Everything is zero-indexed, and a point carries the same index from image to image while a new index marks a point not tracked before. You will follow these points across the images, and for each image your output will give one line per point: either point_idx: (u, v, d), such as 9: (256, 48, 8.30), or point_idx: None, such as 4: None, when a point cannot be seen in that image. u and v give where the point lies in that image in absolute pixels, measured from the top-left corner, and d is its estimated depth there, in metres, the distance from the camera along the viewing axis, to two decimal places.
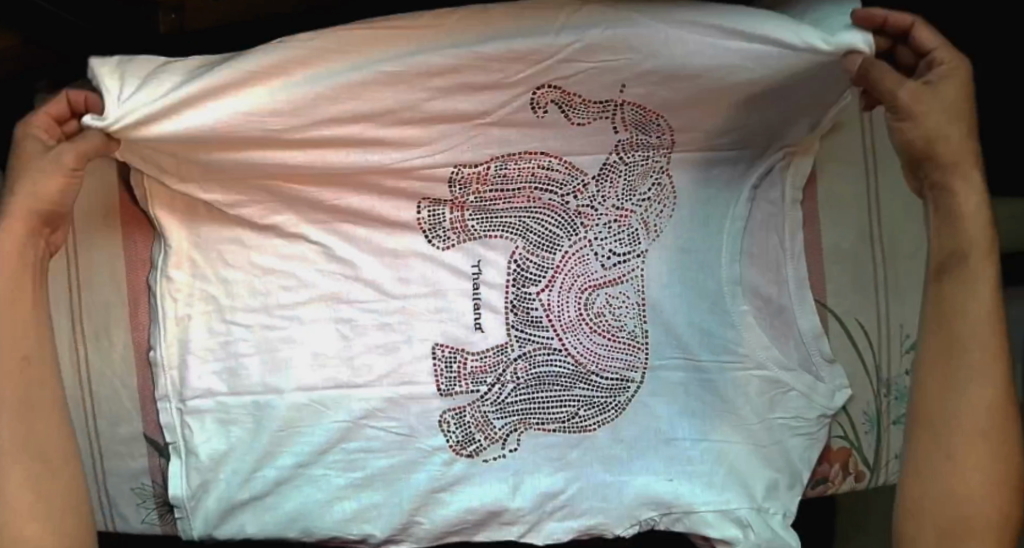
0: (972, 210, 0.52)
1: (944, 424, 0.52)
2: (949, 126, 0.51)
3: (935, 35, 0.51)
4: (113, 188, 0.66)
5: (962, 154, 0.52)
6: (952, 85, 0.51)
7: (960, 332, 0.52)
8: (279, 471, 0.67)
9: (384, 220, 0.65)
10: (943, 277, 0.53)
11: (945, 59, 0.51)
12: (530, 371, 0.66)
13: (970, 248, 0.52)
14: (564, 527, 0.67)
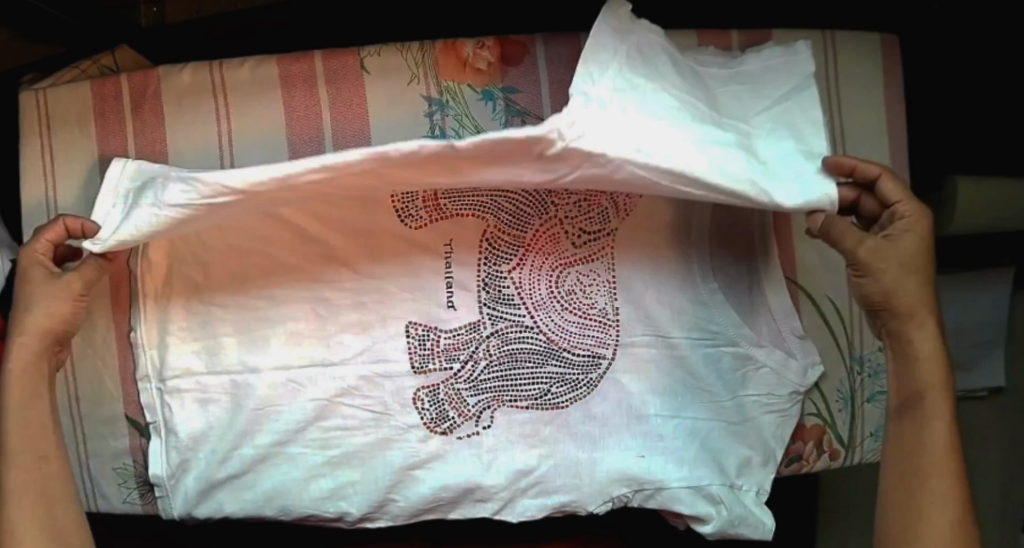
0: (928, 355, 0.57)
1: (908, 529, 0.57)
2: (907, 287, 0.56)
3: (899, 185, 0.56)
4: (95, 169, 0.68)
5: (920, 306, 0.57)
6: (909, 240, 0.56)
7: (923, 438, 0.57)
8: (254, 451, 0.68)
9: (353, 198, 0.65)
10: (903, 415, 0.59)
11: (904, 211, 0.56)
12: (502, 348, 0.66)
13: (927, 391, 0.57)
14: (539, 504, 0.68)
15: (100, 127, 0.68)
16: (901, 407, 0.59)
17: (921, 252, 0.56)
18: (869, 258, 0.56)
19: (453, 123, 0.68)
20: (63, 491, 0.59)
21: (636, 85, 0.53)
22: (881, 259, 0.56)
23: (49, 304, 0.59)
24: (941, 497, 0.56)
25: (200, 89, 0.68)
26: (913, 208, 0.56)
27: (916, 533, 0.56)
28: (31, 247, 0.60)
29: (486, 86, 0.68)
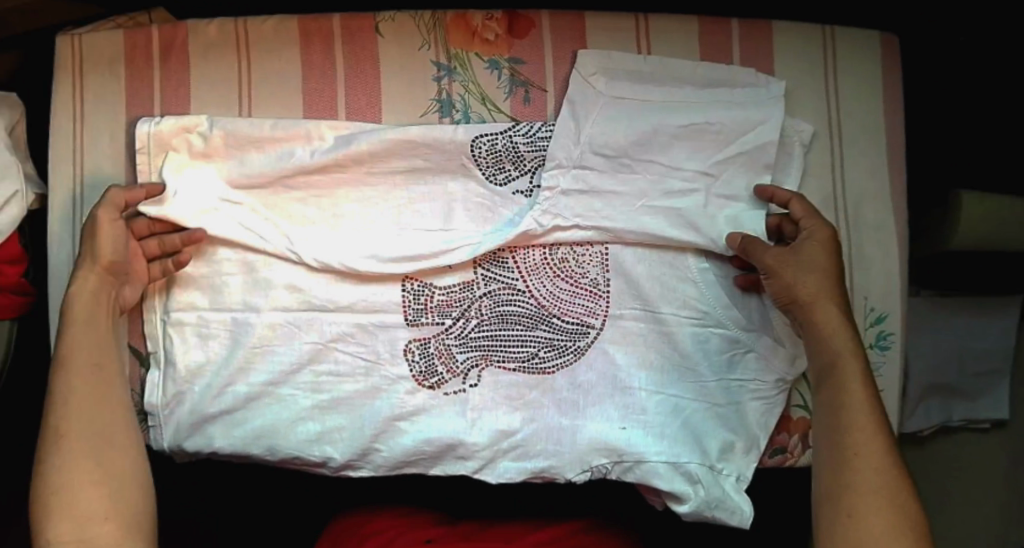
0: (834, 327, 0.60)
1: (842, 488, 0.54)
2: (809, 277, 0.61)
3: (805, 207, 0.64)
4: (120, 113, 0.70)
5: (820, 291, 0.61)
6: (811, 245, 0.62)
7: (844, 401, 0.58)
8: (248, 388, 0.70)
9: (363, 154, 0.67)
10: (824, 386, 0.60)
11: (808, 225, 0.63)
12: (493, 309, 0.68)
13: (838, 357, 0.59)
14: (518, 467, 0.68)
15: (131, 76, 0.70)
16: (822, 376, 0.60)
17: (825, 258, 0.62)
18: (771, 257, 0.62)
19: (460, 88, 0.68)
20: (115, 397, 0.61)
21: (618, 131, 0.65)
22: (782, 258, 0.62)
23: (116, 237, 0.64)
24: (866, 452, 0.55)
25: (226, 44, 0.69)
26: (813, 214, 0.64)
27: (848, 489, 0.54)
28: (97, 206, 0.66)
29: (492, 56, 0.68)
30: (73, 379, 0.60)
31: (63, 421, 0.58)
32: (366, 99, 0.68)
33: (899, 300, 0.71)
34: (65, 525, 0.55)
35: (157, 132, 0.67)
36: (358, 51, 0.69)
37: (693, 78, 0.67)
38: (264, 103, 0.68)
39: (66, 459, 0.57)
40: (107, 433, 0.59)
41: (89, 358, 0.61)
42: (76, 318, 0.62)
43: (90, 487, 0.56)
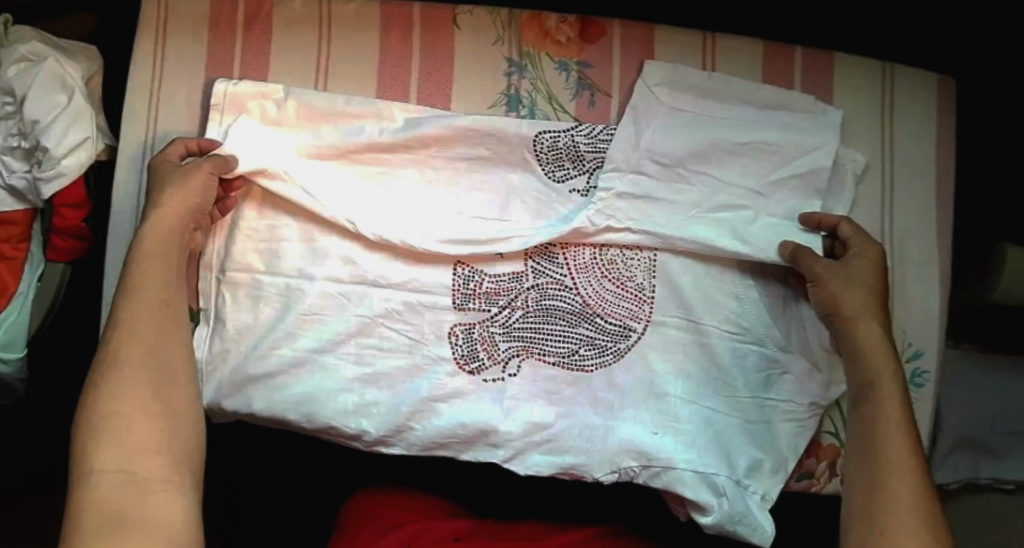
0: (873, 343, 0.61)
1: (877, 507, 0.54)
2: (853, 293, 0.63)
3: (853, 228, 0.65)
4: (198, 73, 0.72)
5: (865, 307, 0.62)
6: (858, 264, 0.64)
7: (879, 421, 0.58)
8: (293, 353, 0.72)
9: (432, 137, 0.68)
10: (861, 404, 0.60)
11: (857, 244, 0.65)
12: (538, 302, 0.69)
13: (877, 376, 0.60)
14: (547, 461, 0.69)
15: (214, 36, 0.71)
16: (857, 394, 0.61)
17: (870, 276, 0.63)
18: (820, 268, 0.63)
19: (529, 85, 0.69)
20: (174, 336, 0.61)
21: (677, 140, 0.66)
22: (829, 271, 0.63)
23: (186, 181, 0.64)
24: (900, 471, 0.55)
25: (309, 19, 0.71)
26: (862, 237, 0.65)
27: (881, 509, 0.53)
28: (165, 152, 0.67)
29: (562, 58, 0.69)
30: (140, 312, 0.60)
31: (121, 351, 0.58)
32: (437, 86, 0.69)
33: (938, 339, 0.70)
34: (114, 456, 0.54)
35: (234, 92, 0.69)
36: (434, 39, 0.70)
37: (755, 99, 0.68)
38: (337, 80, 0.70)
39: (123, 391, 0.56)
40: (163, 371, 0.59)
41: (156, 294, 0.62)
42: (146, 254, 0.63)
43: (143, 421, 0.56)
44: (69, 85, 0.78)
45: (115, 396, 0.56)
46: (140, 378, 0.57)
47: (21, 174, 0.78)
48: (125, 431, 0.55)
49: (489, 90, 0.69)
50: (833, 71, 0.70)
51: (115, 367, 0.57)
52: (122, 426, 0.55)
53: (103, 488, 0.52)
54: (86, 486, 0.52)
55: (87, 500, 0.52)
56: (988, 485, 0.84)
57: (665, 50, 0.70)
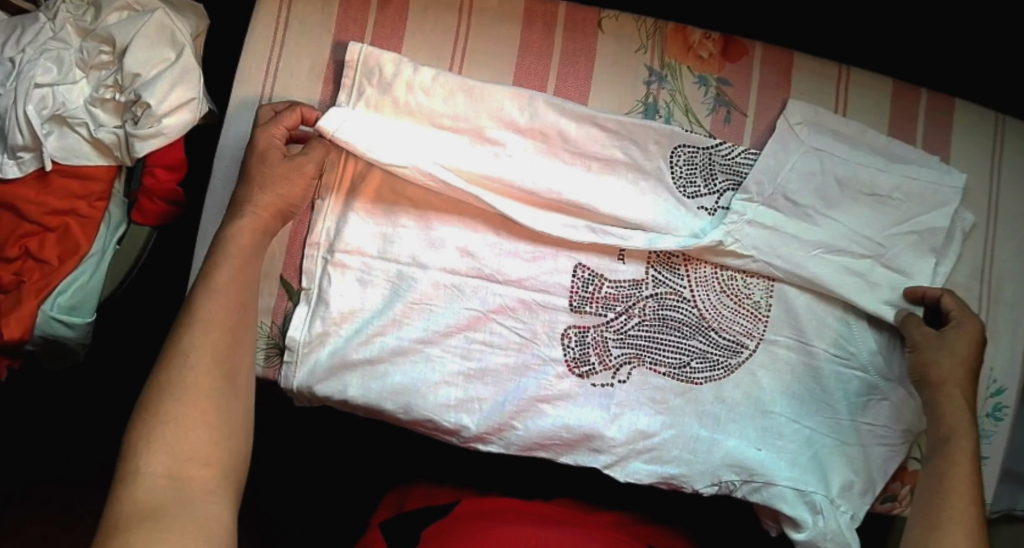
0: (956, 402, 0.66)
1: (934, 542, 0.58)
2: (946, 361, 0.67)
3: (956, 301, 0.69)
4: (325, 51, 0.73)
5: (952, 375, 0.66)
6: (958, 334, 0.68)
7: (949, 472, 0.63)
8: (397, 342, 0.69)
9: (544, 132, 0.71)
10: (935, 453, 0.65)
11: (958, 319, 0.69)
12: (655, 311, 0.70)
13: (954, 431, 0.65)
14: (648, 470, 0.69)
15: (349, 14, 0.73)
16: (932, 449, 0.65)
17: (968, 350, 0.67)
18: (919, 337, 0.68)
19: (667, 96, 0.73)
20: (245, 347, 0.58)
21: (819, 182, 0.71)
22: (928, 339, 0.68)
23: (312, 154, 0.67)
24: (960, 516, 0.59)
25: (449, 6, 0.73)
26: (965, 313, 0.69)
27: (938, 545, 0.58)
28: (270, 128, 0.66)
29: (703, 72, 0.73)
30: (217, 312, 0.57)
31: (190, 355, 0.54)
32: (578, 89, 0.72)
33: (1019, 376, 0.76)
34: (164, 461, 0.50)
35: (368, 52, 0.71)
36: (577, 40, 0.73)
37: (886, 148, 0.73)
38: (490, 74, 0.72)
39: (184, 398, 0.52)
40: (232, 382, 0.55)
41: (234, 298, 0.58)
42: (228, 253, 0.60)
43: (196, 431, 0.52)
44: (179, 40, 0.75)
45: (175, 399, 0.52)
46: (205, 388, 0.53)
47: (110, 128, 0.74)
48: (177, 440, 0.51)
49: (625, 92, 0.72)
50: (952, 121, 0.76)
51: (184, 371, 0.53)
52: (177, 432, 0.51)
53: (146, 492, 0.49)
54: (131, 486, 0.49)
55: (129, 500, 0.48)
56: None
57: (807, 86, 0.74)
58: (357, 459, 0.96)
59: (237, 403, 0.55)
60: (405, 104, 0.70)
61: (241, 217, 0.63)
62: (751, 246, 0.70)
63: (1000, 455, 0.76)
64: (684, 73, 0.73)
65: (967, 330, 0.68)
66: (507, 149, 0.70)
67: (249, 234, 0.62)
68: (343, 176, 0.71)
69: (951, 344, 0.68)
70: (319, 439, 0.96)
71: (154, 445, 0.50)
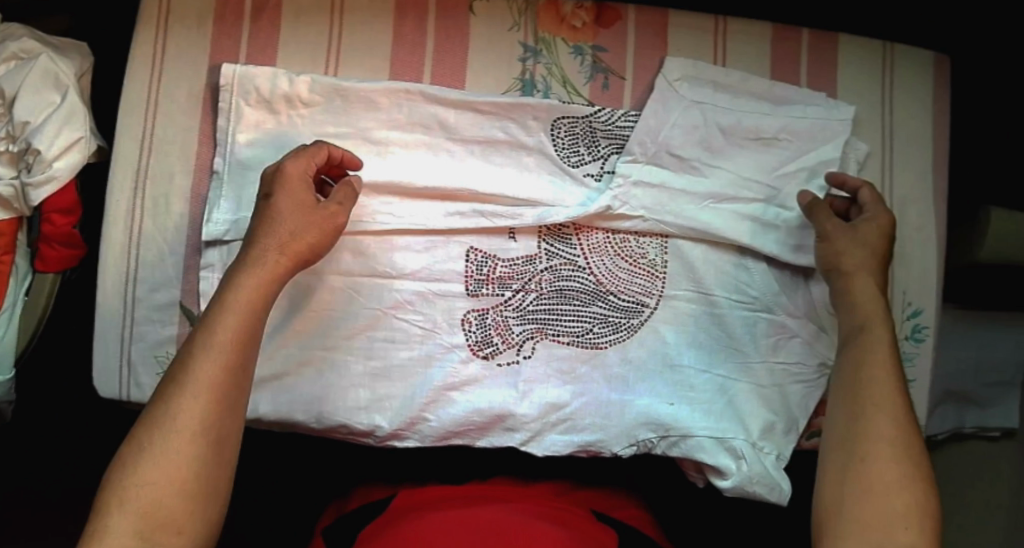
0: (866, 293, 0.64)
1: (859, 432, 0.58)
2: (856, 251, 0.65)
3: (872, 194, 0.67)
4: (201, 72, 0.72)
5: (863, 265, 0.65)
6: (871, 225, 0.66)
7: (868, 359, 0.61)
8: (302, 352, 0.70)
9: (421, 122, 0.69)
10: (849, 346, 0.63)
11: (871, 210, 0.67)
12: (553, 284, 0.70)
13: (867, 322, 0.63)
14: (565, 440, 0.70)
15: (219, 32, 0.71)
16: (848, 338, 0.63)
17: (878, 241, 0.66)
18: (830, 226, 0.66)
19: (543, 70, 0.69)
20: (239, 410, 0.54)
21: (703, 134, 0.69)
22: (838, 229, 0.66)
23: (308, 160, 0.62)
24: (883, 403, 0.58)
25: (319, 7, 0.70)
26: (880, 205, 0.67)
27: (866, 434, 0.57)
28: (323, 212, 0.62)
29: (577, 42, 0.70)
30: (209, 366, 0.52)
31: (179, 413, 0.50)
32: (451, 74, 0.69)
33: (935, 297, 0.74)
34: (133, 527, 0.47)
35: (244, 73, 0.69)
36: (443, 25, 0.69)
37: (772, 95, 0.71)
38: (362, 75, 0.69)
39: (162, 459, 0.49)
40: (222, 449, 0.51)
41: (235, 354, 0.54)
42: (233, 301, 0.56)
43: (172, 497, 0.48)
44: (63, 82, 0.76)
45: (160, 461, 0.49)
46: (194, 454, 0.50)
47: (7, 180, 0.75)
48: (157, 505, 0.48)
49: (499, 70, 0.69)
50: (836, 49, 0.72)
51: (167, 428, 0.50)
52: (159, 496, 0.48)
53: None
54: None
55: None
56: (975, 434, 0.89)
57: (690, 38, 0.71)
58: (306, 469, 0.97)
59: (223, 470, 0.51)
60: (287, 117, 0.69)
61: (254, 236, 0.60)
62: (639, 207, 0.69)
63: (927, 377, 0.74)
64: (559, 45, 0.69)
65: (877, 219, 0.66)
66: (390, 146, 0.69)
67: (257, 281, 0.57)
68: (225, 194, 0.70)
69: (859, 234, 0.66)
70: (264, 454, 0.97)
71: (132, 505, 0.47)
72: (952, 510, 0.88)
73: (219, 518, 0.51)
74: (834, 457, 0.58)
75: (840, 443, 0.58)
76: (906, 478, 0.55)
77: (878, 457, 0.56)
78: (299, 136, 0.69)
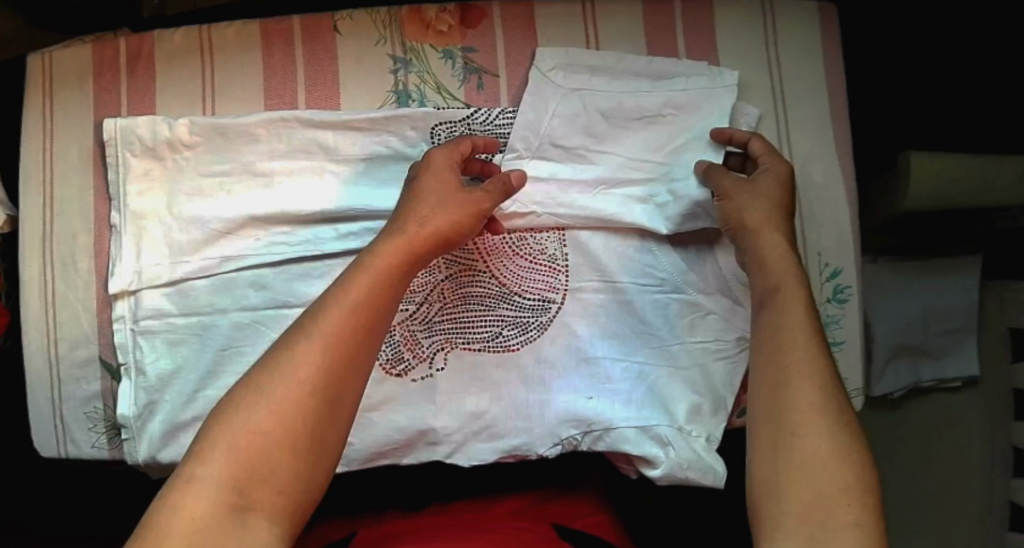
0: (776, 252, 0.62)
1: (786, 401, 0.53)
2: (758, 205, 0.64)
3: (764, 144, 0.67)
4: (88, 129, 0.73)
5: (768, 218, 0.63)
6: (769, 176, 0.65)
7: (785, 324, 0.58)
8: (218, 392, 0.70)
9: (301, 148, 0.69)
10: (763, 309, 0.61)
11: (767, 161, 0.66)
12: (456, 291, 0.69)
13: (780, 281, 0.61)
14: (489, 447, 0.69)
15: (100, 89, 0.73)
16: (763, 300, 0.61)
17: (778, 190, 0.65)
18: (729, 183, 0.65)
19: (415, 79, 0.69)
20: (361, 376, 0.53)
21: (585, 121, 0.68)
22: (738, 185, 0.65)
23: (452, 148, 0.63)
24: (809, 368, 0.55)
25: (191, 50, 0.71)
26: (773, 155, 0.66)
27: (793, 403, 0.53)
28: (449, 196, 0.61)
29: (446, 46, 0.69)
30: (349, 329, 0.53)
31: (290, 363, 0.51)
32: (324, 98, 0.69)
33: (853, 254, 0.73)
34: (233, 473, 0.46)
35: (125, 125, 0.70)
36: (310, 50, 0.70)
37: (649, 72, 0.70)
38: (239, 110, 0.70)
39: (278, 407, 0.49)
40: (336, 407, 0.51)
41: (359, 318, 0.54)
42: (363, 267, 0.57)
43: (282, 444, 0.48)
44: None
45: (257, 408, 0.49)
46: (305, 405, 0.49)
47: None
48: (250, 452, 0.47)
49: (371, 86, 0.69)
50: (713, 20, 0.71)
51: (289, 380, 0.50)
52: (256, 446, 0.47)
53: (199, 497, 0.45)
54: (181, 491, 0.45)
55: (173, 505, 0.44)
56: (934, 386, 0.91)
57: (560, 26, 0.70)
58: None
59: (332, 431, 0.51)
60: (172, 162, 0.70)
61: (399, 214, 0.61)
62: (529, 202, 0.68)
63: (855, 337, 0.73)
64: (427, 53, 0.69)
65: (776, 169, 0.65)
66: (275, 176, 0.69)
67: (392, 252, 0.58)
68: (125, 244, 0.71)
69: (760, 187, 0.65)
70: None
71: (223, 452, 0.47)
72: (916, 464, 0.91)
73: (319, 479, 0.50)
74: (764, 432, 0.53)
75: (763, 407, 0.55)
76: (832, 427, 0.51)
77: (808, 429, 0.51)
78: (188, 180, 0.70)
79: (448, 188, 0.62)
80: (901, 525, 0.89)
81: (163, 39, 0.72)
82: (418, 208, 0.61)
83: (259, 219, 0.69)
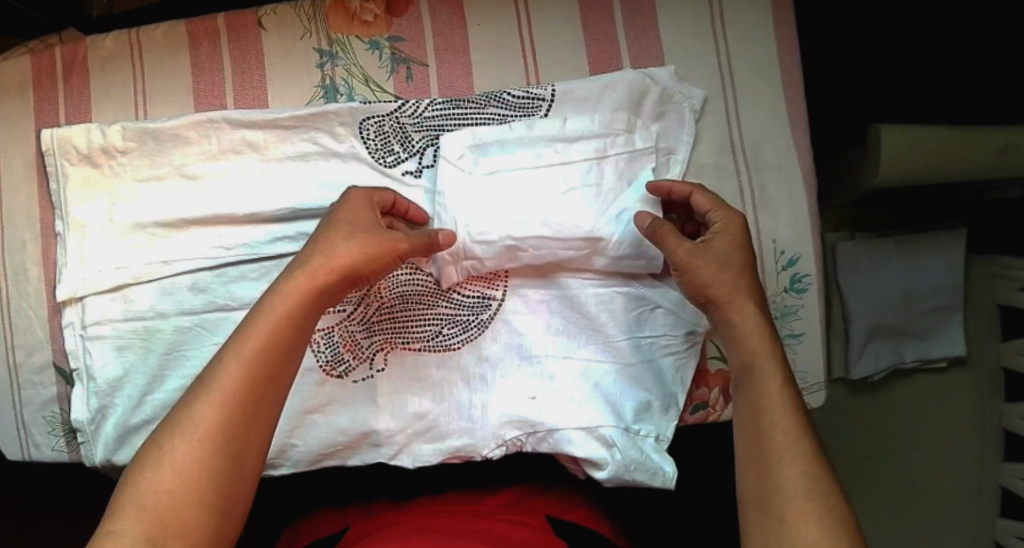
0: (749, 323, 0.58)
1: (770, 491, 0.49)
2: (721, 276, 0.59)
3: (707, 197, 0.62)
4: (28, 135, 0.72)
5: (735, 288, 0.59)
6: (724, 239, 0.61)
7: (765, 405, 0.53)
8: (165, 395, 0.70)
9: (232, 149, 0.68)
10: (739, 383, 0.56)
11: (718, 221, 0.61)
12: (392, 290, 0.67)
13: (755, 351, 0.56)
14: (433, 448, 0.68)
15: (40, 94, 0.72)
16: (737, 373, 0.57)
17: (736, 255, 0.60)
18: (685, 252, 0.60)
19: (342, 73, 0.69)
20: (267, 425, 0.52)
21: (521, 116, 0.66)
22: (694, 253, 0.60)
23: (367, 194, 0.62)
24: (793, 455, 0.50)
25: (121, 55, 0.71)
26: (727, 213, 0.61)
27: (779, 496, 0.49)
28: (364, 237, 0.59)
29: (372, 37, 0.69)
30: (257, 369, 0.52)
31: (194, 412, 0.50)
32: (254, 97, 0.69)
33: (813, 241, 0.69)
34: (142, 528, 0.46)
35: (60, 136, 0.70)
36: (239, 48, 0.70)
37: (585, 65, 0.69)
38: (172, 113, 0.70)
39: (182, 457, 0.48)
40: (241, 459, 0.50)
41: (266, 358, 0.53)
42: (271, 305, 0.55)
43: (189, 496, 0.47)
44: None
45: (162, 468, 0.48)
46: (208, 457, 0.49)
47: None
48: (159, 511, 0.46)
49: (300, 82, 0.69)
50: (654, 1, 0.69)
51: (192, 430, 0.49)
52: (163, 503, 0.47)
53: None
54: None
55: None
56: (919, 368, 0.87)
57: (490, 12, 0.69)
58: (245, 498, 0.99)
59: (245, 474, 0.50)
60: (109, 168, 0.70)
61: (308, 248, 0.59)
62: None
63: (816, 327, 0.69)
64: (355, 46, 0.69)
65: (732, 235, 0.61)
66: (206, 177, 0.69)
67: (303, 283, 0.57)
68: (70, 250, 0.70)
69: (720, 256, 0.60)
70: None
71: (132, 509, 0.46)
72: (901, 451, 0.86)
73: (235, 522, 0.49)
74: (753, 528, 0.49)
75: (751, 493, 0.50)
76: (825, 509, 0.47)
77: (801, 516, 0.47)
78: (125, 186, 0.70)
79: (368, 226, 0.60)
80: (886, 518, 0.85)
81: (95, 43, 0.71)
82: (330, 241, 0.59)
83: (193, 221, 0.69)
